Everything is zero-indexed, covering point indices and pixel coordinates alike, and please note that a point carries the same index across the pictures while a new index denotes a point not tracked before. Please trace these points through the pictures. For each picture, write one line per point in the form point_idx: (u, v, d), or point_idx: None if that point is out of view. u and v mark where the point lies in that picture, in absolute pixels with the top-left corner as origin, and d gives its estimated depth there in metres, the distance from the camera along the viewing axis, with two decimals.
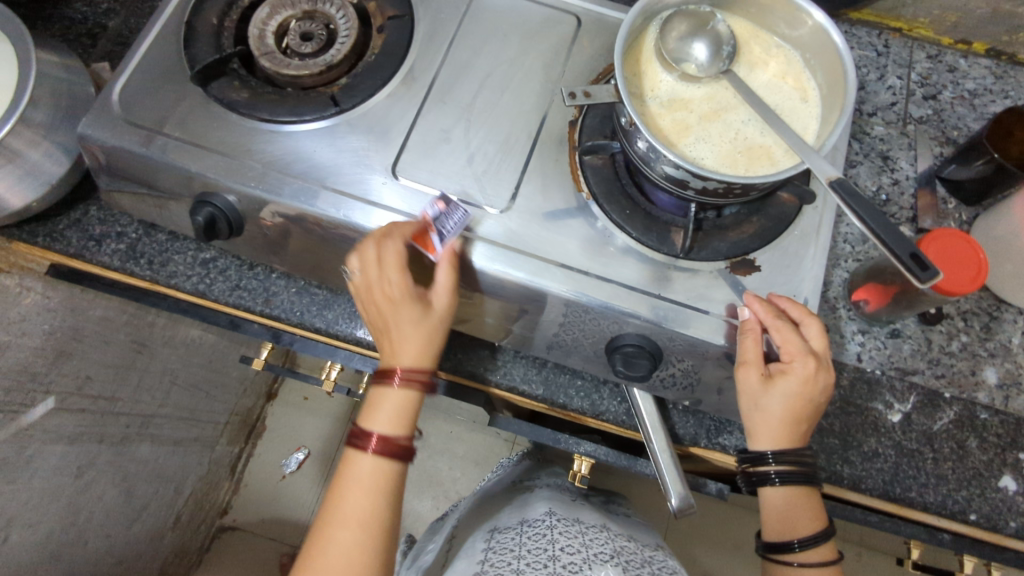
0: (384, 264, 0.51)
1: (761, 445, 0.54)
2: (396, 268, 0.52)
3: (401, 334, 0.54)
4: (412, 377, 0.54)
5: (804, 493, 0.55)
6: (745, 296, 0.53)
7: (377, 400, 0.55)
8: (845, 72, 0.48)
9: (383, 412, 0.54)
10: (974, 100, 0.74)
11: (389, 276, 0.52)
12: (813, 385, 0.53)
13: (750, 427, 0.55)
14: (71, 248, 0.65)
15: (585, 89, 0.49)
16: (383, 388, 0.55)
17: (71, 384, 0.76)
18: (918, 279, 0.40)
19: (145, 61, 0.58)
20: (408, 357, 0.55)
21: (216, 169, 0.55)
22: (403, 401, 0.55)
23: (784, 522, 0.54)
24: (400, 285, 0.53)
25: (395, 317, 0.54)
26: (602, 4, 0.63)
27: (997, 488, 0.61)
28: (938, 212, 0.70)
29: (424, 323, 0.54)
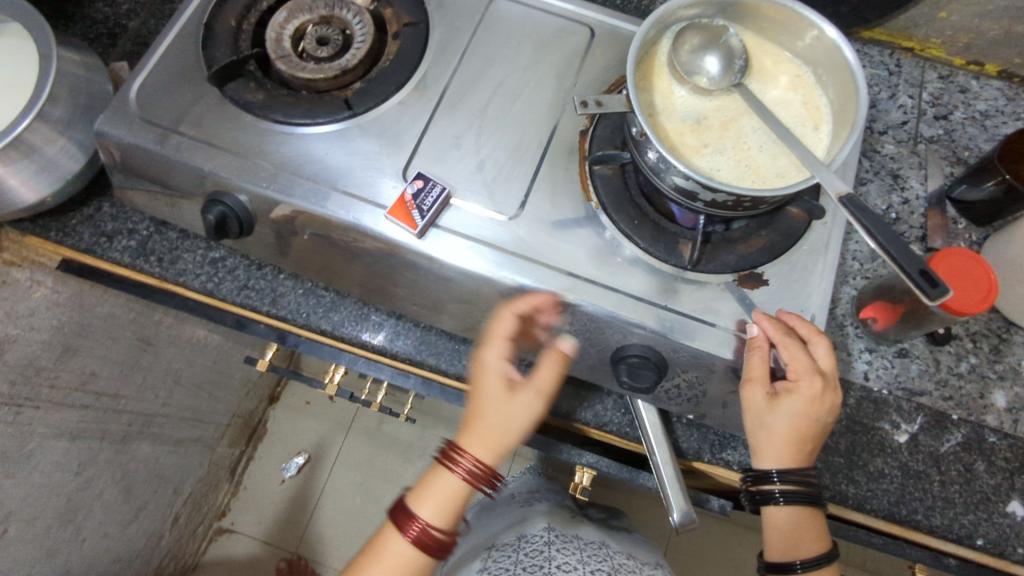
0: (495, 340, 0.54)
1: (765, 464, 0.54)
2: (498, 350, 0.54)
3: (478, 416, 0.54)
4: (468, 468, 0.53)
5: (809, 513, 0.54)
6: (755, 313, 0.52)
7: (432, 482, 0.54)
8: (856, 86, 0.48)
9: (432, 496, 0.53)
10: (986, 121, 0.74)
11: (492, 360, 0.54)
12: (821, 406, 0.52)
13: (755, 445, 0.54)
14: (82, 243, 0.66)
15: (597, 98, 0.50)
16: (442, 472, 0.54)
17: (75, 380, 0.77)
18: (929, 296, 0.40)
19: (164, 61, 0.59)
20: (475, 443, 0.53)
21: (229, 168, 0.55)
22: (454, 494, 0.53)
23: (789, 544, 0.54)
24: (496, 367, 0.54)
25: (478, 401, 0.54)
26: (616, 16, 0.64)
27: (1005, 513, 0.60)
28: (948, 232, 0.69)
29: (501, 412, 0.53)
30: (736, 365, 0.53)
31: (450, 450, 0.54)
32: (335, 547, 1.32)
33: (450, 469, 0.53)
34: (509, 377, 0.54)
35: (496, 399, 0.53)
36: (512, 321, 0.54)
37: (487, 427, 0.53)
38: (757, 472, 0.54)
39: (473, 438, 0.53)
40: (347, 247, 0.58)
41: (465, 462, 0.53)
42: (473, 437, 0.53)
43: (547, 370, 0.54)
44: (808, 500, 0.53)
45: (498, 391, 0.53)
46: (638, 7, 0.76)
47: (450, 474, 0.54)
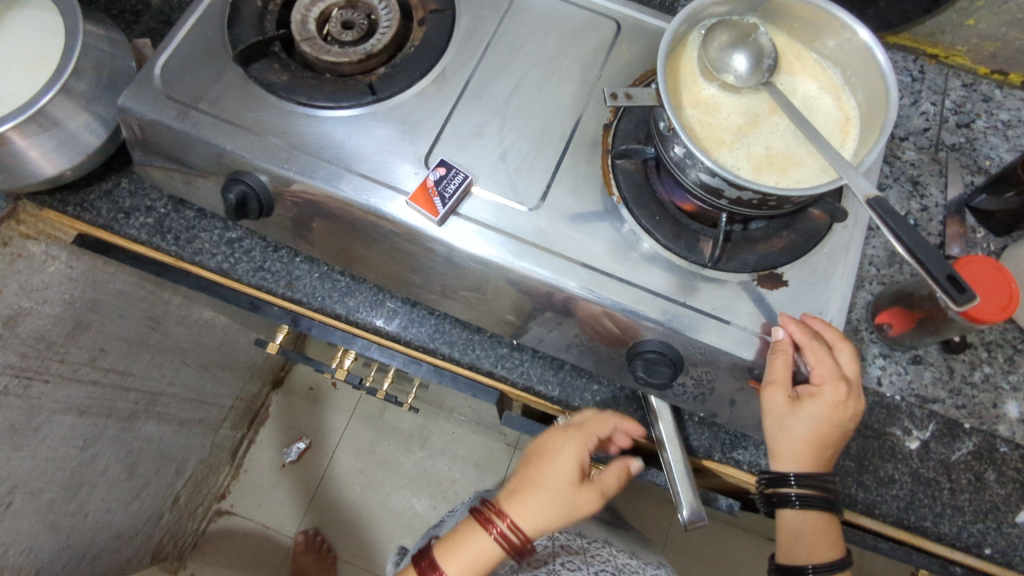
0: (571, 432, 0.56)
1: (783, 466, 0.54)
2: (573, 441, 0.56)
3: (529, 493, 0.54)
4: (508, 537, 0.53)
5: (823, 519, 0.54)
6: (780, 317, 0.52)
7: (465, 542, 0.54)
8: (887, 89, 0.47)
9: (465, 556, 0.53)
10: (1009, 130, 0.73)
11: (568, 455, 0.55)
12: (842, 410, 0.52)
13: (773, 449, 0.54)
14: (100, 219, 0.66)
15: (627, 91, 0.50)
16: (477, 530, 0.54)
17: (85, 355, 0.77)
18: (957, 302, 0.40)
19: (187, 39, 0.59)
20: (522, 520, 0.54)
21: (250, 148, 0.55)
22: (486, 556, 0.54)
23: (801, 547, 0.54)
24: (567, 451, 0.55)
25: (539, 483, 0.55)
26: (643, 10, 0.63)
27: (1013, 523, 0.60)
28: (967, 240, 0.69)
29: (557, 496, 0.54)
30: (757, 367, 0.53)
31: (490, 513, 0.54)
32: (335, 534, 1.32)
33: (486, 529, 0.54)
34: (582, 461, 0.56)
35: (559, 482, 0.54)
36: (606, 419, 0.58)
37: (535, 504, 0.54)
38: (772, 475, 0.55)
39: (523, 513, 0.54)
40: (365, 233, 0.58)
41: (504, 529, 0.53)
42: (521, 508, 0.54)
43: (613, 474, 0.57)
44: (823, 505, 0.54)
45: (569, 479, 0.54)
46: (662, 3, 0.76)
47: (487, 535, 0.54)
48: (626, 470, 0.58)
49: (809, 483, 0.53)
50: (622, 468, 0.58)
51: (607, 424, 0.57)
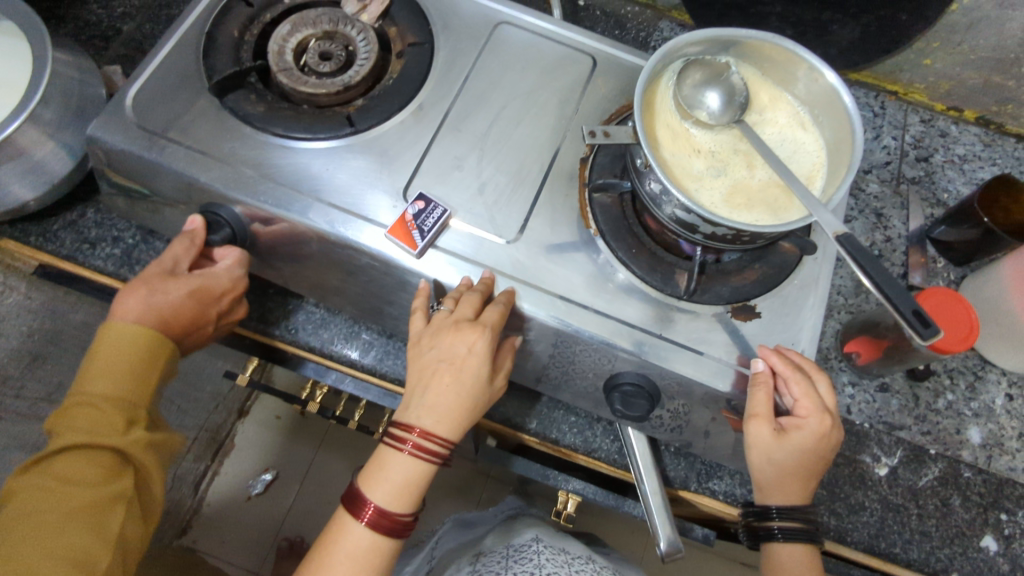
0: (471, 327, 0.52)
1: (770, 497, 0.55)
2: (475, 337, 0.52)
3: (439, 394, 0.52)
4: (426, 446, 0.51)
5: (807, 552, 0.55)
6: (760, 350, 0.53)
7: (386, 467, 0.52)
8: (852, 131, 0.49)
9: (390, 481, 0.51)
10: (963, 165, 0.76)
11: (472, 342, 0.52)
12: (825, 438, 0.53)
13: (759, 481, 0.55)
14: (64, 249, 0.64)
15: (605, 129, 0.51)
16: (394, 452, 0.52)
17: (41, 389, 0.71)
18: (923, 335, 0.41)
19: (161, 68, 0.58)
20: (433, 425, 0.51)
21: (225, 180, 0.54)
22: (412, 473, 0.52)
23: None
24: (473, 348, 0.52)
25: (454, 383, 0.52)
26: (618, 46, 0.64)
27: (979, 548, 0.62)
28: (928, 270, 0.72)
29: (469, 394, 0.52)
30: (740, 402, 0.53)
31: (401, 428, 0.52)
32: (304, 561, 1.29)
33: (399, 448, 0.52)
34: (489, 352, 0.53)
35: (467, 380, 0.52)
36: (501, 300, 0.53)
37: (444, 406, 0.52)
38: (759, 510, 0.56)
39: (431, 418, 0.51)
40: (343, 265, 0.57)
41: (415, 441, 0.51)
42: (427, 412, 0.52)
43: (506, 356, 0.56)
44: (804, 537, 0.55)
45: (482, 373, 0.52)
46: (635, 39, 0.79)
47: (403, 454, 0.51)
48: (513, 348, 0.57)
49: (791, 516, 0.54)
50: (508, 348, 0.57)
51: (504, 312, 0.52)
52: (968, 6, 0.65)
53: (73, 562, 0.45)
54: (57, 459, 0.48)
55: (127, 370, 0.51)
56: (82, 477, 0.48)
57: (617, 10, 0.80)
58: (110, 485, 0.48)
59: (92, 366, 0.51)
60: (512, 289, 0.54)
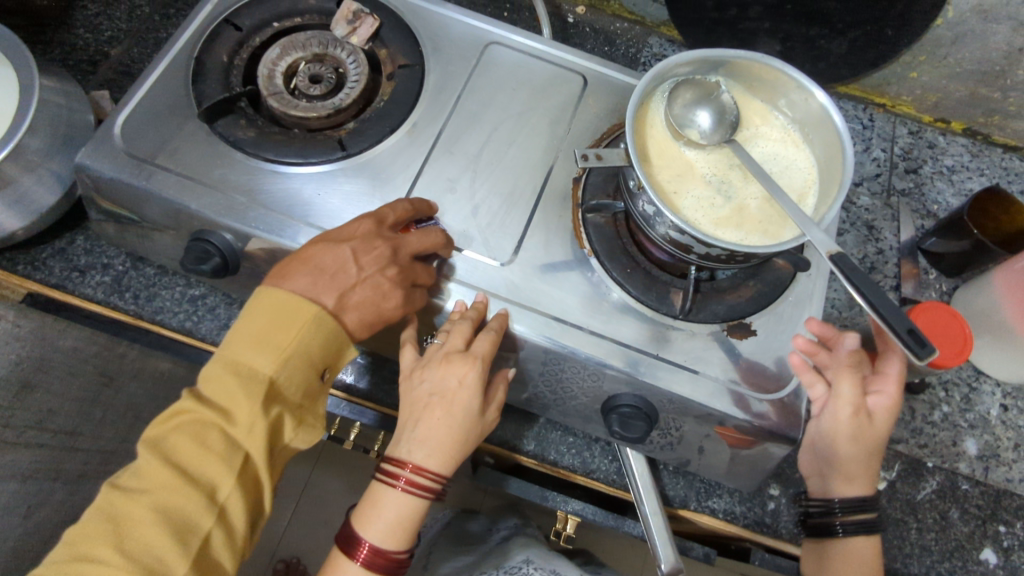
0: (462, 359, 0.51)
1: (852, 489, 0.55)
2: (466, 369, 0.51)
3: (430, 428, 0.51)
4: (419, 481, 0.51)
5: (872, 548, 0.54)
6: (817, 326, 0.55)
7: (378, 505, 0.51)
8: (843, 150, 0.49)
9: (383, 519, 0.51)
10: (952, 176, 0.77)
11: (463, 375, 0.51)
12: (897, 413, 0.55)
13: (837, 471, 0.55)
14: (53, 278, 0.64)
15: (597, 152, 0.50)
16: (386, 489, 0.51)
17: None
18: (918, 356, 0.41)
19: (149, 94, 0.57)
20: (425, 460, 0.51)
21: (216, 207, 0.54)
22: (404, 510, 0.51)
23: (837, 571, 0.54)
24: (463, 381, 0.51)
25: (445, 417, 0.51)
26: (608, 66, 0.64)
27: (978, 560, 0.62)
28: (920, 281, 0.72)
29: (461, 428, 0.52)
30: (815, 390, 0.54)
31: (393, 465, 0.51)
32: None
33: (391, 484, 0.51)
34: (480, 385, 0.52)
35: (459, 413, 0.52)
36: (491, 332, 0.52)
37: (435, 440, 0.51)
38: (823, 504, 0.56)
39: (422, 453, 0.51)
40: None
41: (407, 478, 0.51)
42: (418, 446, 0.51)
43: (500, 387, 0.55)
44: (867, 533, 0.54)
45: (474, 407, 0.52)
46: (625, 55, 0.78)
47: (395, 490, 0.51)
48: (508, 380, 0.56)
49: (858, 509, 0.54)
50: (501, 379, 0.55)
51: (495, 341, 0.52)
52: (953, 21, 0.66)
53: (173, 528, 0.42)
54: (182, 423, 0.44)
55: (263, 337, 0.47)
56: (192, 451, 0.44)
57: (606, 27, 0.80)
58: (229, 457, 0.44)
59: (245, 329, 0.47)
60: (505, 313, 0.53)
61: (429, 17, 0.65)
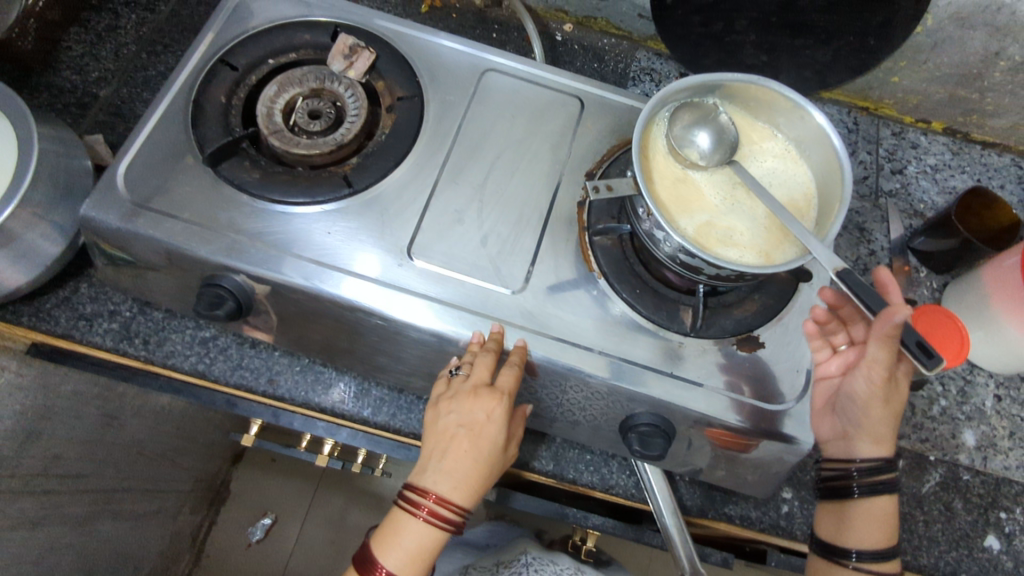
0: (489, 394, 0.53)
1: (875, 449, 0.56)
2: (493, 404, 0.54)
3: (455, 459, 0.53)
4: (441, 513, 0.52)
5: (888, 508, 0.56)
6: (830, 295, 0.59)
7: (398, 533, 0.52)
8: (841, 168, 0.50)
9: (404, 547, 0.52)
10: (936, 175, 0.80)
11: (491, 410, 0.53)
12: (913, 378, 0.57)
13: (864, 430, 0.55)
14: (59, 328, 0.63)
15: (608, 183, 0.52)
16: (408, 517, 0.52)
17: (37, 465, 0.69)
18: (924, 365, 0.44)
19: (150, 140, 0.57)
20: (449, 492, 0.52)
21: (227, 251, 0.54)
22: (423, 540, 0.52)
23: (854, 528, 0.56)
24: (492, 415, 0.53)
25: (472, 448, 0.53)
26: (604, 88, 0.66)
27: (983, 547, 0.65)
28: (912, 280, 0.74)
29: (485, 461, 0.53)
30: (824, 357, 0.57)
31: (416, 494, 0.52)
32: None
33: (413, 513, 0.52)
34: (505, 420, 0.54)
35: (484, 446, 0.53)
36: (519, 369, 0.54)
37: (461, 473, 0.52)
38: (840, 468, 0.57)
39: (446, 484, 0.52)
40: (350, 326, 0.57)
41: (432, 509, 0.52)
42: (443, 477, 0.52)
43: (517, 424, 0.58)
44: (884, 491, 0.55)
45: (500, 442, 0.54)
46: (614, 71, 0.80)
47: (418, 519, 0.52)
48: (524, 416, 0.59)
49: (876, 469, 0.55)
50: (519, 415, 0.58)
51: (517, 375, 0.54)
52: (932, 29, 0.68)
53: None
54: None
55: None
56: None
57: (594, 44, 0.82)
58: None
59: None
60: (523, 344, 0.54)
61: (424, 48, 0.65)
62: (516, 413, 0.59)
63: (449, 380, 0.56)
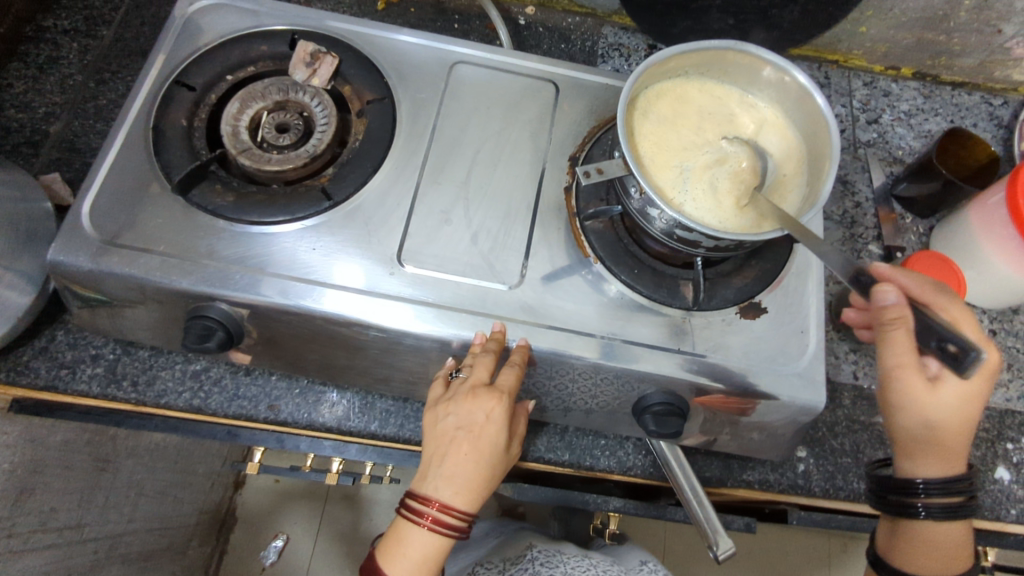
0: (488, 394, 0.52)
1: (930, 468, 0.50)
2: (493, 404, 0.52)
3: (457, 464, 0.51)
4: (445, 520, 0.50)
5: (957, 530, 0.51)
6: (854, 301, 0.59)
7: (401, 542, 0.51)
8: (829, 128, 0.50)
9: (409, 556, 0.51)
10: (910, 120, 0.80)
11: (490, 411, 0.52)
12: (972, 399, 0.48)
13: (909, 448, 0.51)
14: (40, 380, 0.60)
15: (597, 166, 0.50)
16: (412, 526, 0.51)
17: (34, 521, 0.66)
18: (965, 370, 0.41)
19: (112, 174, 0.54)
20: (452, 498, 0.50)
21: (209, 280, 0.51)
22: (428, 548, 0.51)
23: (910, 550, 0.52)
24: (492, 415, 0.52)
25: (472, 452, 0.51)
26: (576, 69, 0.64)
27: (994, 480, 0.65)
28: (899, 226, 0.74)
29: (488, 463, 0.52)
30: None
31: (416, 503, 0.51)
32: None
33: (417, 522, 0.50)
34: (506, 420, 0.52)
35: (486, 448, 0.52)
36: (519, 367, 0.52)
37: (462, 477, 0.51)
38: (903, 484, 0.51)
39: (447, 490, 0.50)
40: (347, 343, 0.55)
41: (433, 518, 0.50)
42: (445, 483, 0.50)
43: (520, 422, 0.56)
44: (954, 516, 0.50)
45: (502, 442, 0.52)
46: (582, 50, 0.79)
47: (422, 528, 0.50)
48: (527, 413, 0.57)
49: (943, 490, 0.49)
50: (522, 412, 0.57)
51: (519, 374, 0.52)
52: None
53: None
54: None
55: None
56: None
57: (558, 24, 0.80)
58: None
59: None
60: (525, 341, 0.52)
61: (387, 48, 0.63)
62: (518, 411, 0.57)
63: (448, 383, 0.55)
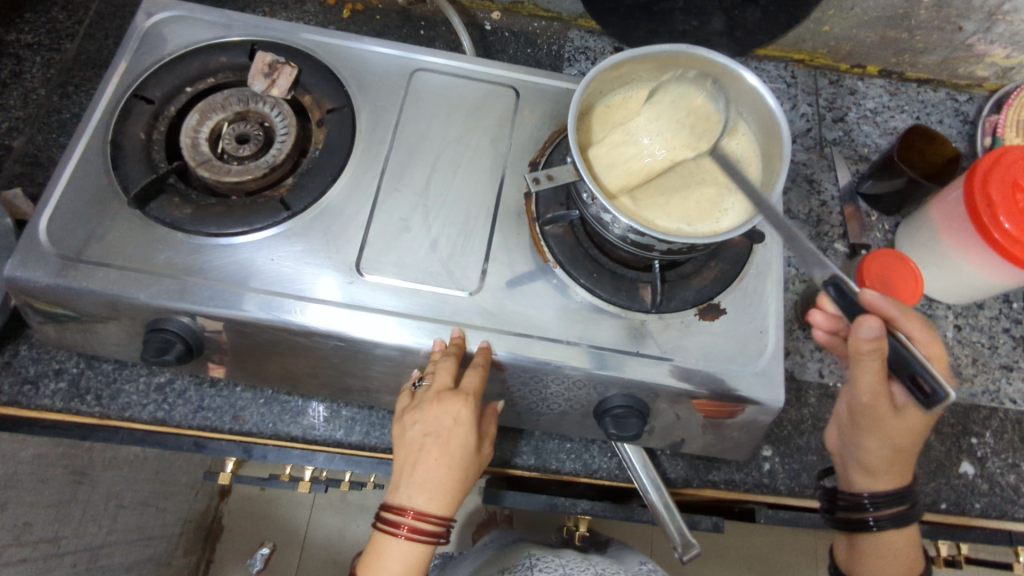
0: (453, 398, 0.52)
1: (879, 483, 0.55)
2: (459, 407, 0.52)
3: (428, 470, 0.51)
4: (422, 527, 0.50)
5: (906, 539, 0.55)
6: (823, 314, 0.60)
7: (382, 555, 0.51)
8: (779, 130, 0.50)
9: (391, 568, 0.50)
10: (876, 117, 0.80)
11: (457, 414, 0.52)
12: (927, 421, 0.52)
13: (868, 465, 0.55)
14: (3, 396, 0.60)
15: (548, 172, 0.51)
16: (390, 537, 0.51)
17: (8, 536, 0.67)
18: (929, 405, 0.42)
19: (69, 190, 0.54)
20: (426, 505, 0.50)
21: (168, 293, 0.52)
22: (408, 558, 0.51)
23: (868, 565, 0.56)
24: (459, 418, 0.52)
25: (443, 458, 0.51)
26: (537, 73, 0.64)
27: (959, 474, 0.66)
28: (864, 224, 0.75)
29: (460, 467, 0.52)
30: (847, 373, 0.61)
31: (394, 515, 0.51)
32: None
33: (394, 532, 0.50)
34: (473, 422, 0.53)
35: (455, 451, 0.52)
36: (481, 368, 0.52)
37: (435, 483, 0.51)
38: (851, 500, 0.55)
39: (422, 499, 0.50)
40: (309, 352, 0.55)
41: (411, 528, 0.50)
42: (418, 490, 0.51)
43: (490, 422, 0.56)
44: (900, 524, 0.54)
45: (472, 445, 0.52)
46: (548, 54, 0.79)
47: (399, 538, 0.50)
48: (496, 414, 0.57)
49: (886, 501, 0.53)
50: (491, 413, 0.57)
51: (483, 376, 0.52)
52: None
53: None
54: None
55: None
56: None
57: (524, 29, 0.80)
58: None
59: None
60: (486, 344, 0.53)
61: (349, 56, 0.63)
62: (487, 413, 0.57)
63: (413, 393, 0.55)
